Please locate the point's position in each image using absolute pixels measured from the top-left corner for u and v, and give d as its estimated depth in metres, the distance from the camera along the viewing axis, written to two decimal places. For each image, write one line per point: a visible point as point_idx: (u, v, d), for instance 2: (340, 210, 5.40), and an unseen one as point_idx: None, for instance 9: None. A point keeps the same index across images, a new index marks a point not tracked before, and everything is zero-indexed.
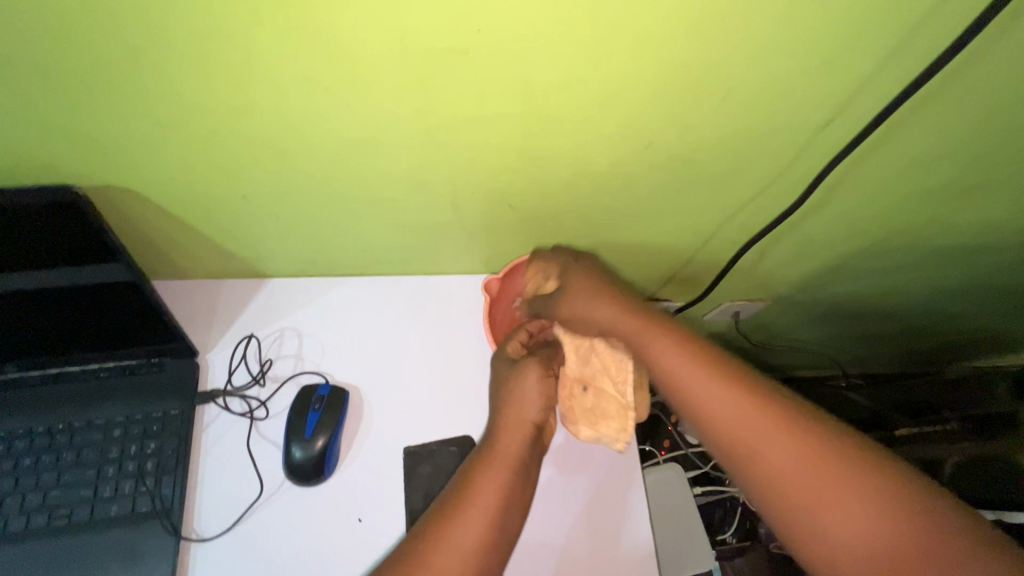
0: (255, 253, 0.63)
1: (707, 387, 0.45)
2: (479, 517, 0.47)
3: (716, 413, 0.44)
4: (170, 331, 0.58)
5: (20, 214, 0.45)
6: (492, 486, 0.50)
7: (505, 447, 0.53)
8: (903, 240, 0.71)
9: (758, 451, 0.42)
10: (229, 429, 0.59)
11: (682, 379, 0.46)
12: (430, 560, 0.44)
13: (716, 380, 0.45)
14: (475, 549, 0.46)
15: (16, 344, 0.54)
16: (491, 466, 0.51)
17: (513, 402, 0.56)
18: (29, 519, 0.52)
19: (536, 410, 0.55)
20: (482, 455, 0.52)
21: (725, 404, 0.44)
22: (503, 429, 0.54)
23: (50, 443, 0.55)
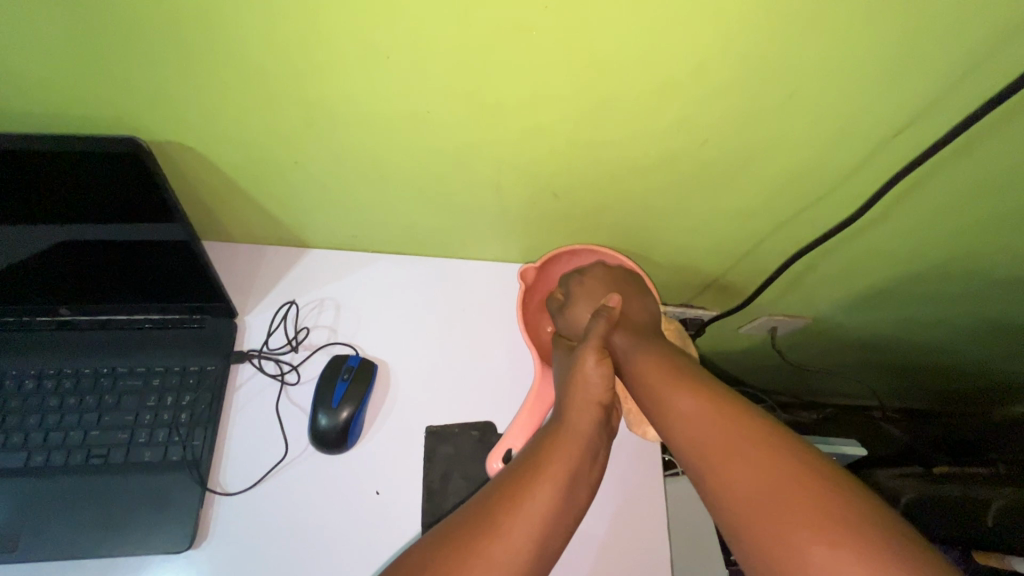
0: (299, 222, 0.64)
1: (683, 404, 0.46)
2: (548, 489, 0.44)
3: (691, 428, 0.45)
4: (214, 290, 0.59)
5: (87, 162, 0.47)
6: (563, 457, 0.47)
7: (576, 424, 0.50)
8: (963, 267, 0.67)
9: (726, 463, 0.41)
10: (261, 390, 0.60)
11: (666, 394, 0.48)
12: (505, 520, 0.42)
13: (693, 394, 0.47)
14: (549, 516, 0.43)
15: (72, 288, 0.57)
16: (562, 439, 0.48)
17: (578, 379, 0.52)
18: (67, 455, 0.55)
19: (601, 390, 0.52)
20: (554, 428, 0.50)
21: (703, 418, 0.45)
22: (574, 405, 0.51)
23: (95, 384, 0.58)
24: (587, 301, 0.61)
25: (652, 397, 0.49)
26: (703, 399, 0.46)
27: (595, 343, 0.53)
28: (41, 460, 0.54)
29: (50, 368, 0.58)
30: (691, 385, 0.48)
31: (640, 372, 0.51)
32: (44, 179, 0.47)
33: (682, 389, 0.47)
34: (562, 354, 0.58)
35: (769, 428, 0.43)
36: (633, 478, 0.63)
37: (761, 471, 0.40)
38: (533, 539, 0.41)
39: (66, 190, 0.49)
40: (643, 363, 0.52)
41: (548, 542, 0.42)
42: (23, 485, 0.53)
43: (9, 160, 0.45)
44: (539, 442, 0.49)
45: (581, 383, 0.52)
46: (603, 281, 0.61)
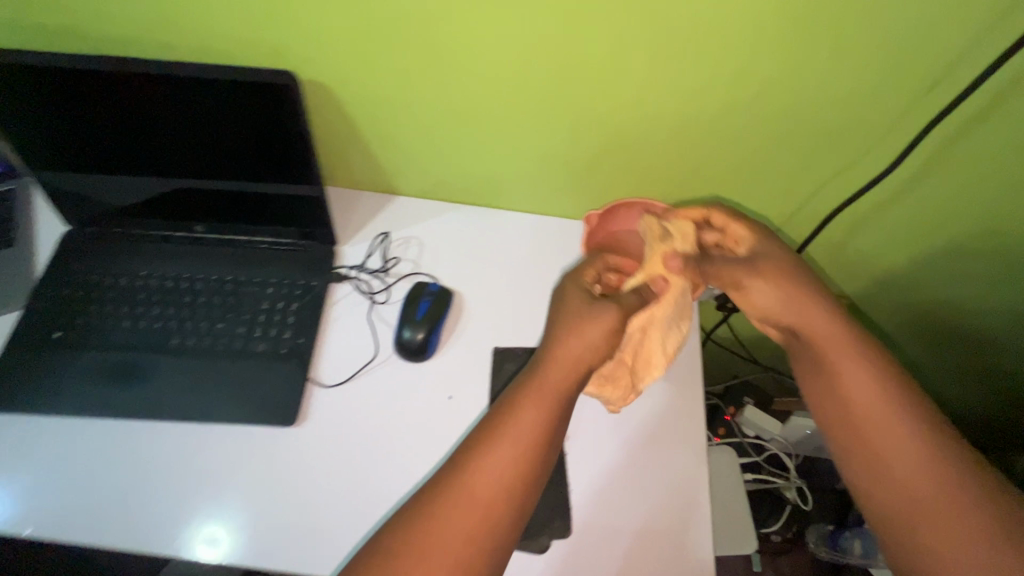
0: (394, 169, 0.75)
1: (901, 442, 0.46)
2: (504, 455, 0.47)
3: (872, 410, 0.48)
4: (323, 220, 0.69)
5: (250, 88, 0.57)
6: (525, 425, 0.49)
7: (557, 373, 0.52)
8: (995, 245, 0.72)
9: (932, 515, 0.43)
10: (353, 306, 0.70)
11: (856, 376, 0.50)
12: (453, 495, 0.46)
13: (910, 436, 0.46)
14: (503, 481, 0.46)
15: (213, 204, 0.68)
16: (541, 393, 0.51)
17: (574, 338, 0.54)
18: (198, 340, 0.65)
19: (588, 351, 0.54)
20: (524, 385, 0.52)
21: (919, 467, 0.45)
22: (556, 363, 0.53)
23: (220, 287, 0.68)
24: (780, 275, 0.56)
25: (828, 371, 0.51)
26: (919, 444, 0.46)
27: (609, 319, 0.55)
28: (176, 341, 0.65)
29: (184, 272, 0.69)
30: (877, 370, 0.50)
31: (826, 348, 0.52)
32: (213, 106, 0.59)
33: (868, 372, 0.50)
34: (574, 300, 0.57)
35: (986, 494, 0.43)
36: (671, 433, 0.66)
37: (935, 463, 0.45)
38: (506, 477, 0.47)
39: (227, 113, 0.59)
40: (852, 377, 0.50)
41: (517, 486, 0.47)
42: (161, 360, 0.64)
43: (195, 87, 0.58)
44: (516, 394, 0.51)
45: (581, 338, 0.54)
46: (774, 259, 0.57)
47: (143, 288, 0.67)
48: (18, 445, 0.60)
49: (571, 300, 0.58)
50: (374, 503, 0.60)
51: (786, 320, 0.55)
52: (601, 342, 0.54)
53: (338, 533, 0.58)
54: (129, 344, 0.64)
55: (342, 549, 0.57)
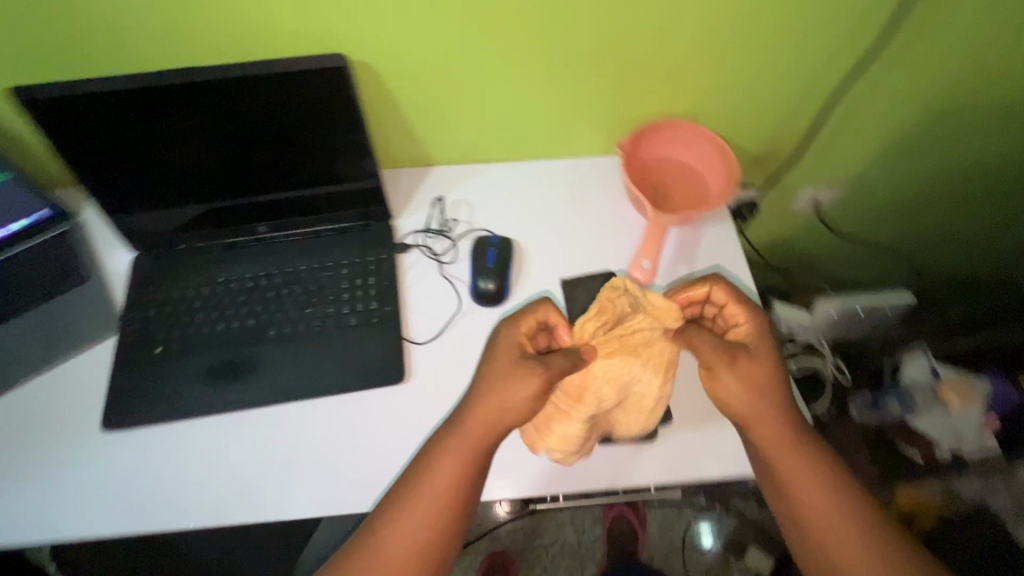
0: (430, 139, 0.79)
1: (821, 498, 0.55)
2: (414, 516, 0.55)
3: (797, 478, 0.56)
4: (378, 197, 0.73)
5: (303, 78, 0.60)
6: (435, 481, 0.56)
7: (472, 430, 0.57)
8: (968, 101, 0.83)
9: (848, 558, 0.53)
10: (426, 270, 0.75)
11: (806, 479, 0.56)
12: (375, 543, 0.55)
13: (826, 497, 0.55)
14: (415, 534, 0.55)
15: (274, 201, 0.72)
16: (455, 450, 0.56)
17: (495, 395, 0.57)
18: (293, 326, 0.69)
19: (512, 407, 0.57)
20: (443, 436, 0.58)
21: (834, 524, 0.54)
22: (476, 419, 0.57)
23: (298, 277, 0.72)
24: (751, 379, 0.57)
25: (780, 477, 0.57)
26: (833, 503, 0.55)
27: (541, 377, 0.57)
28: (274, 332, 0.69)
29: (260, 271, 0.73)
30: (824, 475, 0.56)
31: (778, 453, 0.57)
32: (270, 103, 0.62)
33: (814, 478, 0.56)
34: (506, 351, 0.59)
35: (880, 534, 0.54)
36: None
37: (870, 554, 0.53)
38: (422, 533, 0.55)
39: (283, 107, 0.62)
40: (784, 455, 0.56)
41: (430, 539, 0.55)
42: (265, 350, 0.68)
43: (250, 87, 0.60)
44: (434, 453, 0.57)
45: (502, 393, 0.57)
46: (757, 358, 0.58)
47: (227, 291, 0.71)
48: (148, 457, 0.64)
49: (505, 348, 0.60)
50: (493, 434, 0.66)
51: (747, 420, 0.58)
52: (523, 400, 0.57)
53: None
54: (232, 342, 0.68)
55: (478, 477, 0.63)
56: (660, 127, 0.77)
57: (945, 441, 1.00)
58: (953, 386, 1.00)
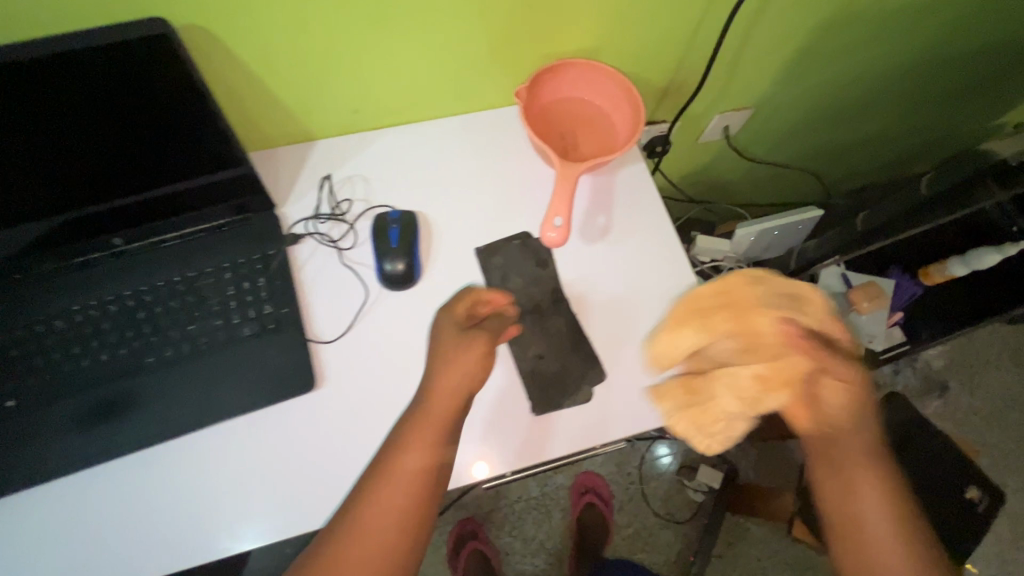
0: (303, 109, 0.69)
1: (896, 545, 0.49)
2: (397, 488, 0.50)
3: (867, 514, 0.50)
4: (252, 185, 0.64)
5: (115, 53, 0.48)
6: (413, 457, 0.52)
7: (444, 399, 0.54)
8: (859, 15, 0.81)
9: None
10: (324, 260, 0.67)
11: (883, 517, 0.50)
12: (357, 523, 0.49)
13: (908, 544, 0.49)
14: (396, 513, 0.50)
15: (124, 207, 0.60)
16: (427, 427, 0.53)
17: (449, 368, 0.54)
18: (176, 348, 0.61)
19: (468, 375, 0.55)
20: (414, 410, 0.54)
21: (908, 574, 0.48)
22: (437, 393, 0.54)
23: (171, 292, 0.62)
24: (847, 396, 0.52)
25: (850, 504, 0.51)
26: (911, 559, 0.48)
27: (483, 344, 0.56)
28: (154, 358, 0.61)
29: (124, 290, 0.62)
30: (911, 539, 0.49)
31: (850, 475, 0.51)
32: (75, 90, 0.49)
33: (895, 521, 0.50)
34: (444, 329, 0.57)
35: None
36: (658, 261, 0.72)
37: None
38: (400, 499, 0.50)
39: (100, 93, 0.50)
40: (873, 486, 0.51)
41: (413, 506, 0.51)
42: (149, 381, 0.60)
43: (37, 74, 0.47)
44: (406, 428, 0.53)
45: (450, 371, 0.54)
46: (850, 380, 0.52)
47: (85, 322, 0.60)
48: (37, 522, 0.57)
49: (444, 330, 0.57)
50: None
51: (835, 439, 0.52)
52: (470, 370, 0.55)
53: None
54: (104, 378, 0.59)
55: None
56: (560, 67, 0.70)
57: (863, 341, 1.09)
58: (862, 293, 1.07)
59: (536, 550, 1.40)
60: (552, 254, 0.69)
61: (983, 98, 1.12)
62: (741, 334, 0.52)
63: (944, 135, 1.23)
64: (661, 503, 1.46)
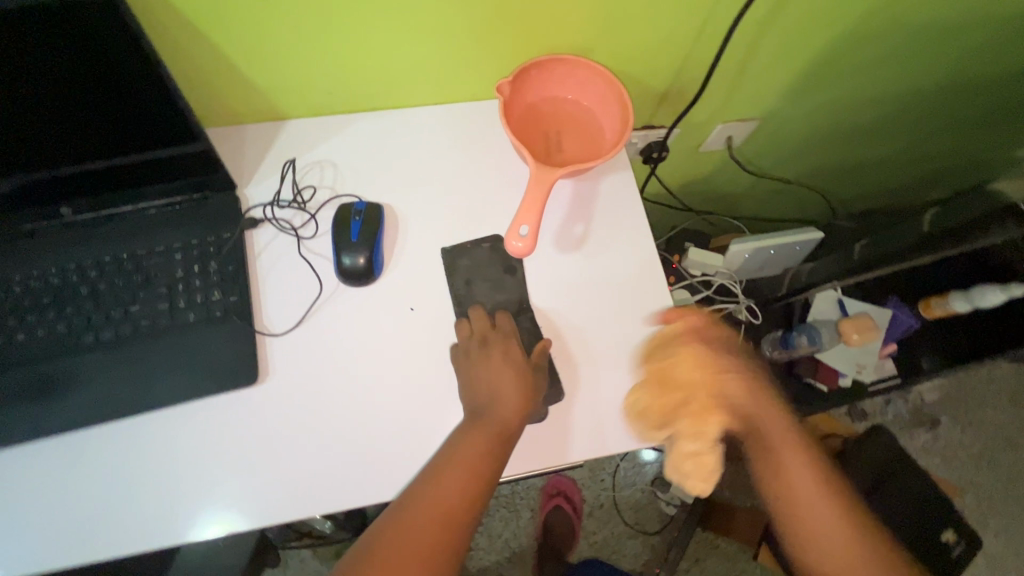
0: (273, 87, 0.65)
1: (810, 489, 0.58)
2: (454, 483, 0.54)
3: (789, 469, 0.59)
4: (212, 163, 0.60)
5: (59, 12, 0.44)
6: (472, 456, 0.55)
7: (504, 414, 0.57)
8: (878, 30, 0.76)
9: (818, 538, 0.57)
10: (283, 248, 0.65)
11: (791, 488, 0.58)
12: (416, 508, 0.53)
13: (812, 491, 0.58)
14: (450, 502, 0.53)
15: (72, 178, 0.57)
16: (483, 431, 0.56)
17: (511, 383, 0.59)
18: (116, 329, 0.59)
19: (515, 391, 0.59)
20: (475, 416, 0.57)
21: (807, 513, 0.57)
22: (501, 402, 0.58)
23: (118, 269, 0.60)
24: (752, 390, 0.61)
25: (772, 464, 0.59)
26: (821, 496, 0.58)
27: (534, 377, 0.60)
28: (92, 337, 0.58)
29: (68, 263, 0.60)
30: (816, 477, 0.58)
31: (784, 455, 0.59)
32: (19, 48, 0.45)
33: (801, 469, 0.59)
34: (497, 355, 0.60)
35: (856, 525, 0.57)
36: (632, 279, 0.68)
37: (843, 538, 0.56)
38: (454, 495, 0.54)
39: (43, 52, 0.46)
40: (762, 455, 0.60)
41: (465, 495, 0.54)
42: (86, 360, 0.58)
43: None
44: (464, 430, 0.57)
45: (489, 386, 0.59)
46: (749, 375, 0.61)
47: (25, 293, 0.58)
48: None
49: (486, 349, 0.61)
50: (373, 436, 0.60)
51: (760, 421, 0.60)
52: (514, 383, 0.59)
53: (346, 469, 0.59)
54: (39, 353, 0.57)
55: (358, 484, 0.58)
56: (548, 64, 0.66)
57: (851, 371, 1.06)
58: (854, 325, 1.03)
59: (501, 548, 1.38)
60: (522, 261, 0.66)
61: (1007, 129, 1.06)
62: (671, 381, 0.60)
63: (960, 165, 1.17)
64: (631, 512, 1.44)
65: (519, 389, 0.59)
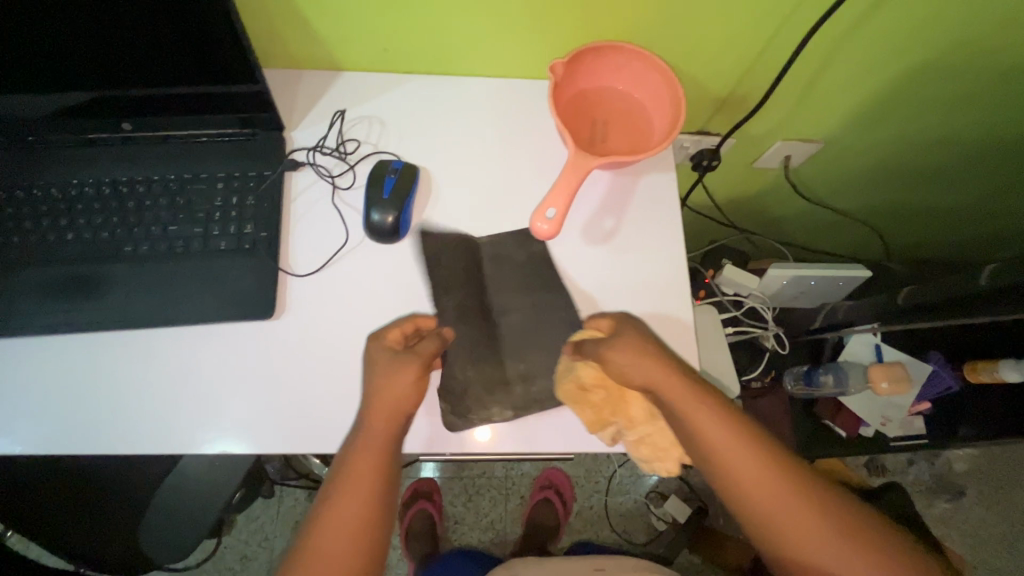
0: (333, 38, 0.67)
1: (740, 455, 0.52)
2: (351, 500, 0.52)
3: (709, 433, 0.52)
4: (263, 103, 0.62)
5: None
6: (364, 468, 0.53)
7: (384, 418, 0.54)
8: (966, 62, 0.71)
9: (761, 501, 0.51)
10: (317, 195, 0.66)
11: (713, 447, 0.52)
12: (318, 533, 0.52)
13: (741, 453, 0.52)
14: (352, 519, 0.52)
15: (134, 99, 0.60)
16: (371, 436, 0.54)
17: (390, 384, 0.54)
18: (153, 245, 0.62)
19: (397, 393, 0.54)
20: (358, 427, 0.54)
21: (741, 477, 0.51)
22: (379, 405, 0.54)
23: (164, 189, 0.63)
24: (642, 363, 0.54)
25: (691, 435, 0.53)
26: (749, 456, 0.52)
27: (416, 365, 0.55)
28: (131, 249, 0.62)
29: (121, 176, 0.64)
30: (740, 437, 0.52)
31: (695, 422, 0.53)
32: None
33: (726, 436, 0.52)
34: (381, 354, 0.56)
35: (792, 476, 0.52)
36: (654, 282, 0.66)
37: (783, 493, 0.51)
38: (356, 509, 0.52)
39: None
40: (691, 420, 0.53)
41: (367, 507, 0.52)
42: (121, 269, 0.62)
43: None
44: (353, 436, 0.54)
45: (377, 382, 0.55)
46: (628, 341, 0.56)
47: (80, 198, 0.63)
48: None
49: (377, 359, 0.56)
50: None
51: (668, 397, 0.53)
52: (409, 387, 0.54)
53: (340, 415, 0.60)
54: (82, 255, 0.62)
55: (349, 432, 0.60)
56: (605, 50, 0.64)
57: (874, 422, 1.01)
58: (883, 373, 0.97)
59: (484, 528, 1.40)
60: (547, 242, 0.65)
61: None
62: (599, 381, 0.57)
63: None
64: (620, 519, 1.43)
65: (409, 388, 0.54)
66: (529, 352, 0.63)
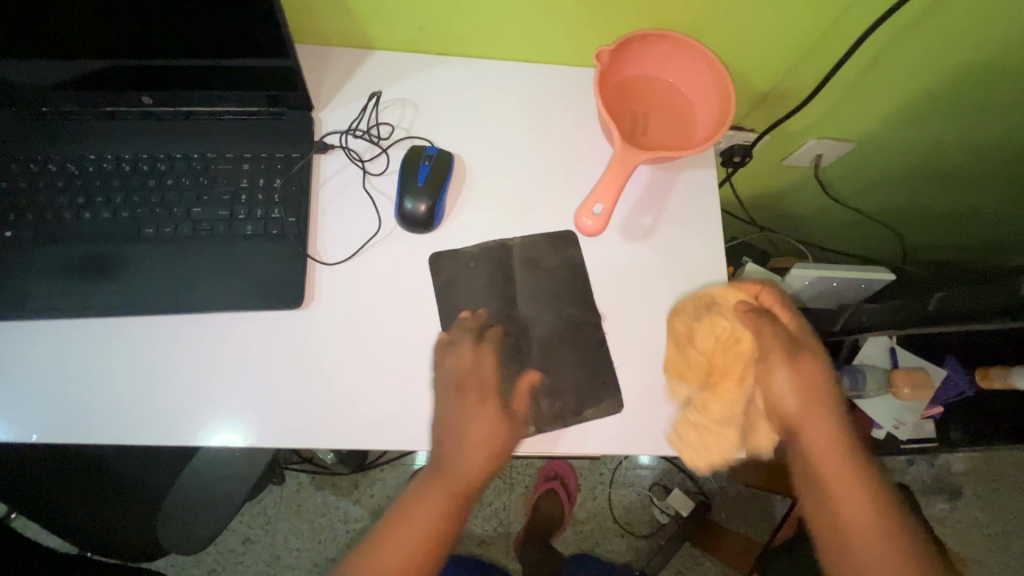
0: (367, 15, 0.63)
1: (860, 498, 0.50)
2: (406, 552, 0.51)
3: (836, 467, 0.52)
4: (293, 80, 0.58)
5: None
6: (427, 517, 0.53)
7: (465, 476, 0.54)
8: (1015, 67, 0.69)
9: (861, 555, 0.49)
10: (347, 180, 0.64)
11: (828, 479, 0.52)
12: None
13: (860, 497, 0.51)
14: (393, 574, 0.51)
15: (154, 71, 0.56)
16: (437, 489, 0.53)
17: (477, 436, 0.54)
18: (175, 228, 0.59)
19: (482, 449, 0.54)
20: (433, 474, 0.54)
21: (851, 522, 0.50)
22: (466, 453, 0.54)
23: (187, 168, 0.60)
24: (803, 383, 0.54)
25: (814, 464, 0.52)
26: (868, 505, 0.50)
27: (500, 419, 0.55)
28: (152, 230, 0.59)
29: (142, 153, 0.61)
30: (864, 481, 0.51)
31: (824, 447, 0.52)
32: None
33: (851, 475, 0.51)
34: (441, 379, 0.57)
35: (905, 545, 0.49)
36: (692, 281, 0.64)
37: (895, 556, 0.48)
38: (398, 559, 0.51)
39: None
40: (817, 444, 0.53)
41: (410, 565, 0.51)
42: (142, 251, 0.59)
43: None
44: (426, 483, 0.54)
45: (464, 430, 0.54)
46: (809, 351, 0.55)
47: (97, 173, 0.60)
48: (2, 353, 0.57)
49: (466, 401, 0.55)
50: (400, 383, 0.59)
51: (801, 416, 0.53)
52: (494, 443, 0.54)
53: (370, 409, 0.58)
54: (100, 234, 0.59)
55: (377, 427, 0.58)
56: (652, 38, 0.62)
57: (888, 425, 1.02)
58: (906, 378, 0.98)
59: (489, 516, 1.40)
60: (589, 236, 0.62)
61: None
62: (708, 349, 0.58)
63: None
64: (624, 512, 1.43)
65: (493, 446, 0.54)
66: (564, 351, 0.61)
